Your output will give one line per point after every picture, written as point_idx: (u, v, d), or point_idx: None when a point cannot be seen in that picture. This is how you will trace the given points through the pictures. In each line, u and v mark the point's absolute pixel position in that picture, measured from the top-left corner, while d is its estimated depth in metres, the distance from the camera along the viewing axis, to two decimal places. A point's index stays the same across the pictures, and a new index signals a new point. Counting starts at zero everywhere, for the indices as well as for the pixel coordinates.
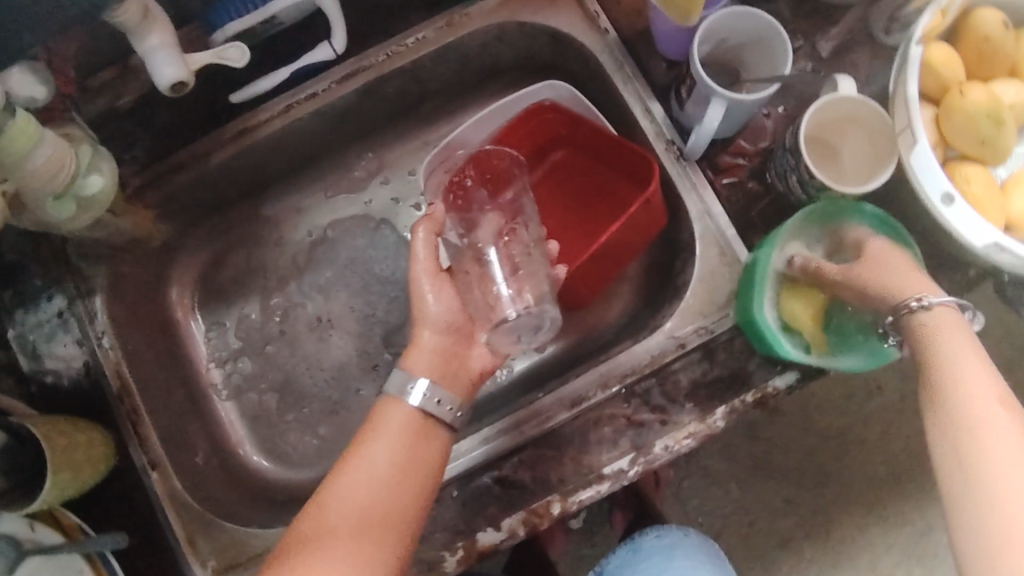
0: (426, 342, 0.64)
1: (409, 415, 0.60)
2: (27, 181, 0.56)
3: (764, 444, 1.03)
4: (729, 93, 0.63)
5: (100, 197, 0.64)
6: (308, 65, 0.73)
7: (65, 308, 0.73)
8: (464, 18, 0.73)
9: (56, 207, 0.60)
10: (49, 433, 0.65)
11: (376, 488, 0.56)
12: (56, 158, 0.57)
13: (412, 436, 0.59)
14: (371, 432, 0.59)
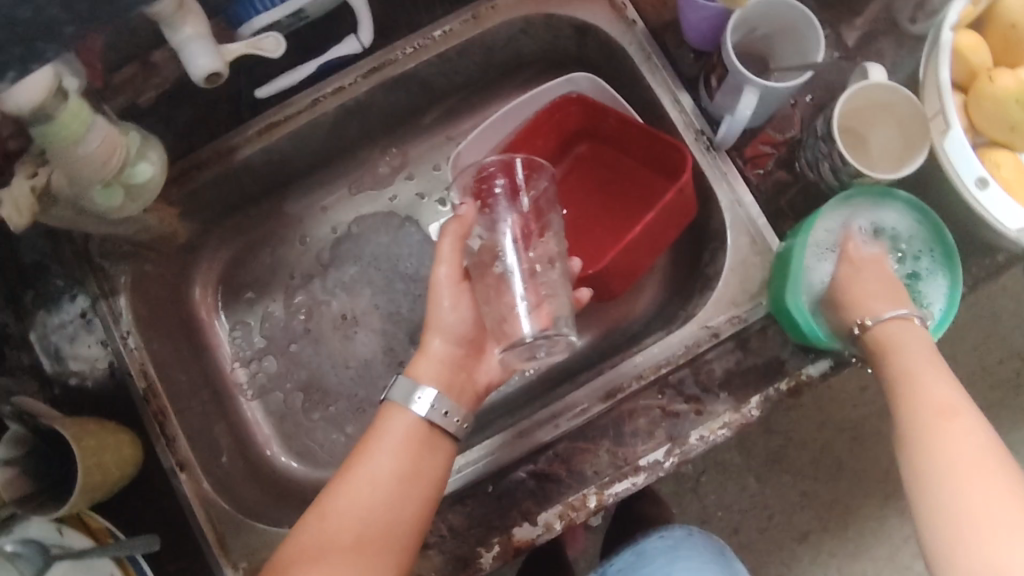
0: (436, 351, 0.63)
1: (412, 423, 0.59)
2: (83, 167, 0.56)
3: (780, 438, 1.03)
4: (763, 81, 0.63)
5: (149, 188, 0.64)
6: (335, 59, 0.73)
7: (87, 308, 0.73)
8: (490, 10, 0.73)
9: (105, 196, 0.60)
10: (79, 435, 0.63)
11: (376, 500, 0.56)
12: (104, 147, 0.56)
13: (415, 445, 0.59)
14: (375, 438, 0.58)
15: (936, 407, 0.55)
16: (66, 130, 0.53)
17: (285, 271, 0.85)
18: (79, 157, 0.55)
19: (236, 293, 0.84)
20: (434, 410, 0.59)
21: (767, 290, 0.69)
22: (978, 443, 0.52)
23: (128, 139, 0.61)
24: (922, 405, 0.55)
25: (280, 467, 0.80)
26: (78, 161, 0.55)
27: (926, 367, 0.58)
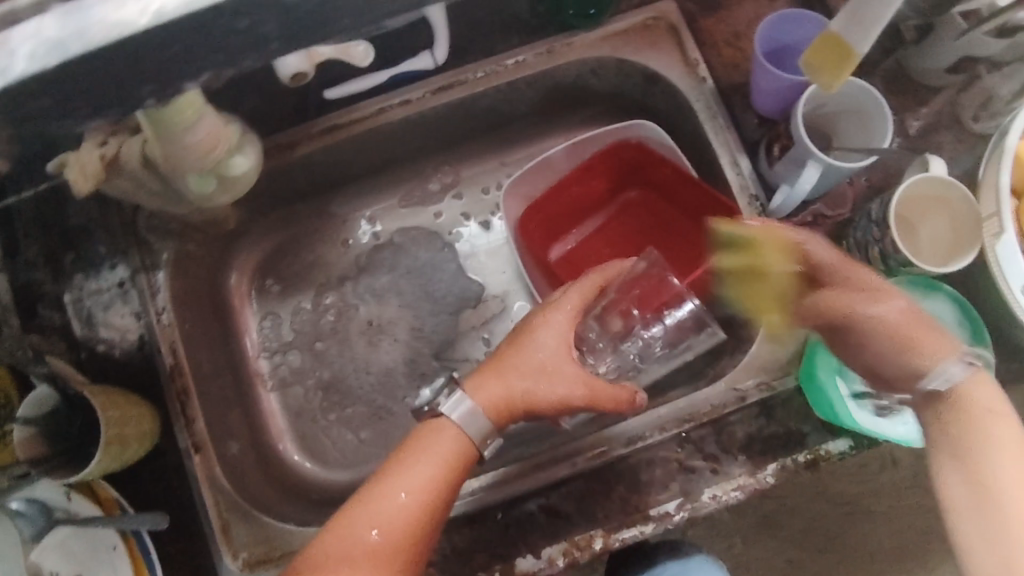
0: (510, 388, 0.61)
1: (457, 440, 0.59)
2: (185, 154, 0.57)
3: (775, 504, 1.02)
4: (827, 158, 0.64)
5: (237, 179, 0.65)
6: (408, 73, 0.74)
7: (127, 278, 0.73)
8: (565, 47, 0.75)
9: (198, 183, 0.62)
10: (105, 404, 0.63)
11: (414, 508, 0.56)
12: (207, 142, 0.58)
13: (458, 462, 0.59)
14: (422, 443, 0.59)
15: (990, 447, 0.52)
16: (181, 118, 0.53)
17: (322, 268, 0.85)
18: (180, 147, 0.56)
19: (274, 282, 0.85)
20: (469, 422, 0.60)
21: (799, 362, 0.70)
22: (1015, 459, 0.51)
23: (234, 131, 0.62)
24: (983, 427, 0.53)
25: (287, 462, 0.80)
26: (184, 148, 0.56)
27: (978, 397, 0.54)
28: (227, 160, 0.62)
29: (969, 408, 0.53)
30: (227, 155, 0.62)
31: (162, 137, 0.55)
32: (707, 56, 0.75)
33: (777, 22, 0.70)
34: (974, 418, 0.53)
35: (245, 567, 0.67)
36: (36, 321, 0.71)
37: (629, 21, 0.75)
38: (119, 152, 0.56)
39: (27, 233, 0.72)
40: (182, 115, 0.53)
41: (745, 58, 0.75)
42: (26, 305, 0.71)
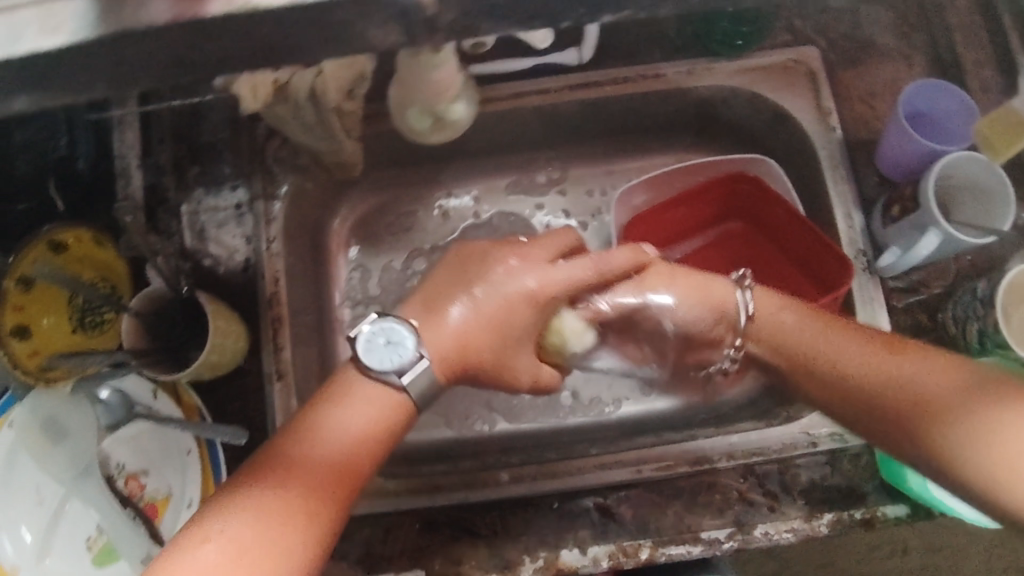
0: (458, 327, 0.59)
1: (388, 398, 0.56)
2: (425, 86, 0.57)
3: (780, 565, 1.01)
4: (950, 229, 0.66)
5: (452, 121, 0.65)
6: (551, 64, 0.76)
7: (244, 202, 0.75)
8: (706, 70, 0.76)
9: (416, 120, 0.63)
10: (213, 313, 0.66)
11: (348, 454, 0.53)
12: (446, 84, 0.57)
13: (386, 415, 0.55)
14: (345, 397, 0.55)
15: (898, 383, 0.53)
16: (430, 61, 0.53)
17: (416, 234, 0.87)
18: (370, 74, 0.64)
19: (371, 237, 0.87)
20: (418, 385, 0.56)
21: None
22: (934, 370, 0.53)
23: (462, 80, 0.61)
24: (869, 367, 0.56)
25: None
26: (426, 78, 0.56)
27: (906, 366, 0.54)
28: (449, 106, 0.62)
29: (904, 382, 0.53)
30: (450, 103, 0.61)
31: (415, 65, 0.54)
32: (840, 108, 0.77)
33: (922, 89, 0.72)
34: (910, 388, 0.53)
35: None
36: (156, 225, 0.74)
37: (771, 58, 0.76)
38: (289, 79, 0.57)
39: (162, 140, 0.75)
40: (361, 62, 0.60)
41: (876, 117, 0.76)
42: (152, 209, 0.74)
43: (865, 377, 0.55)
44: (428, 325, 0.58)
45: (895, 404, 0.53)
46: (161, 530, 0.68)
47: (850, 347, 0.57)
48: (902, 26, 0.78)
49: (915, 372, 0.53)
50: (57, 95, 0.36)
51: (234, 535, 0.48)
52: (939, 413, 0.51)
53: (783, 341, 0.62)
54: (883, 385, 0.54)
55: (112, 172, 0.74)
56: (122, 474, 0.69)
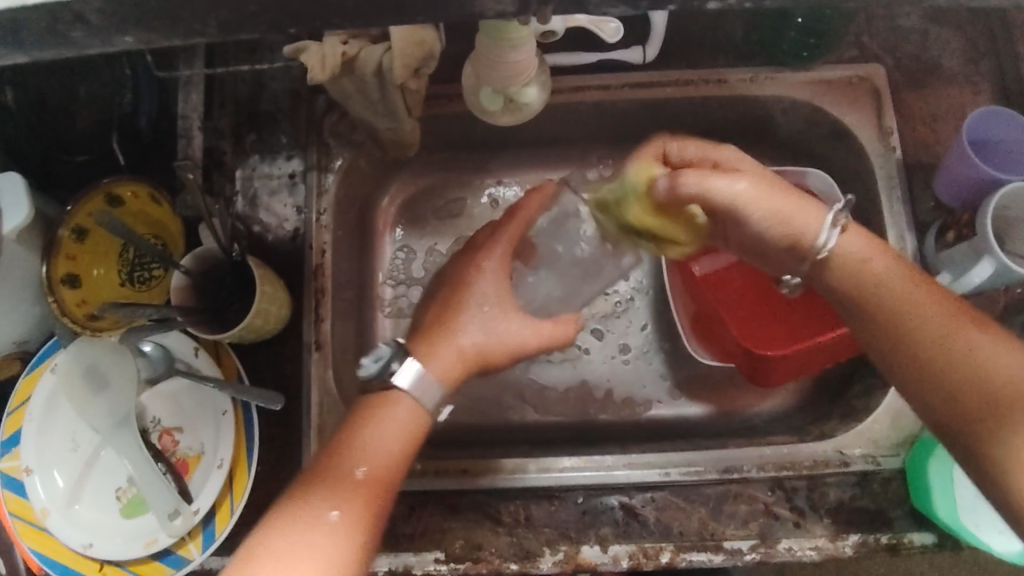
0: (459, 343, 0.63)
1: (411, 411, 0.59)
2: (502, 69, 0.58)
3: None
4: (1005, 258, 0.64)
5: (528, 108, 0.66)
6: (614, 61, 0.76)
7: (298, 172, 0.76)
8: (769, 79, 0.76)
9: (488, 98, 0.65)
10: (263, 279, 0.67)
11: (391, 460, 0.57)
12: (522, 67, 0.58)
13: (414, 435, 0.59)
14: (384, 415, 0.58)
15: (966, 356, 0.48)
16: (508, 30, 0.54)
17: (463, 219, 0.88)
18: (439, 54, 0.63)
19: (416, 220, 0.87)
20: (419, 387, 0.60)
21: (911, 446, 0.70)
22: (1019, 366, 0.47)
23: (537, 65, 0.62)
24: (941, 333, 0.50)
25: None
26: (502, 58, 0.57)
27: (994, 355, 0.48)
28: (520, 89, 0.63)
29: (969, 363, 0.48)
30: (521, 88, 0.63)
31: (490, 40, 0.56)
32: (902, 129, 0.76)
33: (986, 116, 0.71)
34: (992, 375, 0.47)
35: None
36: (211, 186, 0.75)
37: (836, 73, 0.75)
38: (357, 55, 0.61)
39: (223, 104, 0.76)
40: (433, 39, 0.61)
41: (937, 141, 0.76)
42: (208, 170, 0.75)
43: (937, 347, 0.49)
44: (426, 345, 0.63)
45: (964, 375, 0.48)
46: (189, 486, 0.68)
47: (935, 310, 0.51)
48: (972, 52, 0.77)
49: (996, 364, 0.47)
50: (165, 39, 0.40)
51: (310, 544, 0.51)
52: (999, 418, 0.46)
53: (854, 276, 0.55)
54: (950, 354, 0.49)
55: (172, 131, 0.75)
56: (158, 428, 0.70)
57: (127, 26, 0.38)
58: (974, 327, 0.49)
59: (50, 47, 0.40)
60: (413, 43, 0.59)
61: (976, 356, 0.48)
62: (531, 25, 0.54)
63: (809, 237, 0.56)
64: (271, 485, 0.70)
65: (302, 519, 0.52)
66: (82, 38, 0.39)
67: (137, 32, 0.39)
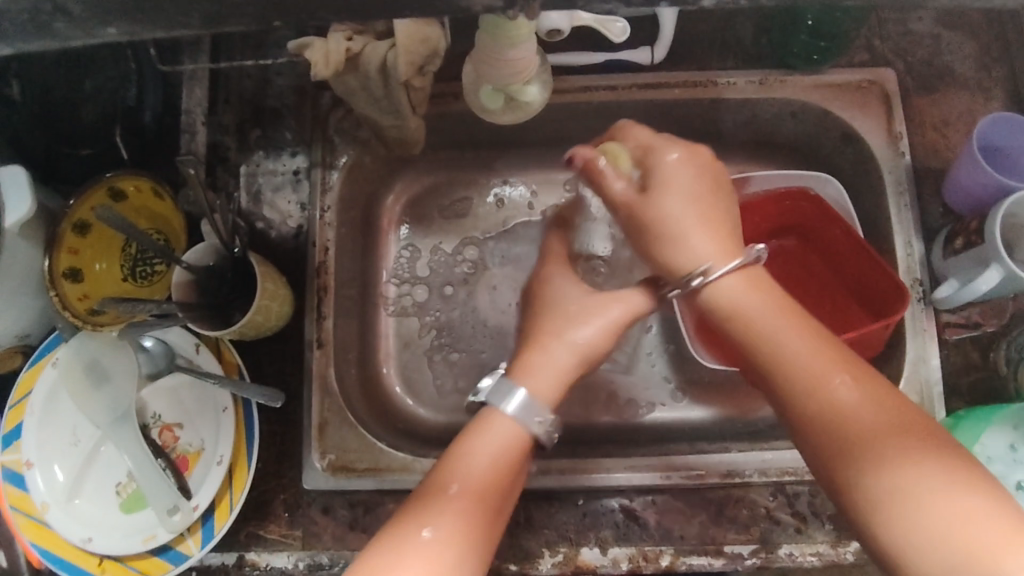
0: (555, 359, 0.62)
1: (517, 430, 0.59)
2: (501, 67, 0.58)
3: None
4: (1014, 266, 0.64)
5: (529, 106, 0.66)
6: (621, 61, 0.75)
7: (302, 169, 0.76)
8: (779, 82, 0.75)
9: (488, 96, 0.64)
10: (264, 276, 0.66)
11: (491, 476, 0.56)
12: (521, 65, 0.58)
13: (514, 450, 0.58)
14: (473, 434, 0.58)
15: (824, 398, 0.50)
16: (506, 30, 0.54)
17: (468, 218, 0.87)
18: (443, 52, 0.63)
19: (420, 219, 0.87)
20: (525, 414, 0.59)
21: None
22: (878, 406, 0.48)
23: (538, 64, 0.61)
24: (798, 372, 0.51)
25: (386, 387, 0.82)
26: (501, 56, 0.56)
27: (857, 404, 0.48)
28: (520, 88, 0.62)
29: (823, 402, 0.49)
30: (522, 86, 0.62)
31: (490, 36, 0.55)
32: (911, 133, 0.75)
33: (996, 122, 0.70)
34: (852, 419, 0.48)
35: (329, 468, 0.70)
36: (214, 182, 0.75)
37: (845, 76, 0.75)
38: (361, 51, 0.60)
39: (227, 100, 0.76)
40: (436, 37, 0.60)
41: (947, 146, 0.75)
42: (212, 166, 0.75)
43: (804, 391, 0.51)
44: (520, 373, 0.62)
45: (828, 421, 0.49)
46: (189, 482, 0.68)
47: (813, 356, 0.51)
48: (984, 57, 0.77)
49: (845, 400, 0.49)
50: (149, 30, 0.40)
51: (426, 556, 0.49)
52: (855, 450, 0.47)
53: (729, 311, 0.57)
54: (826, 403, 0.49)
55: (175, 127, 0.75)
56: (158, 423, 0.70)
57: (110, 18, 0.39)
58: (846, 374, 0.50)
59: (34, 38, 0.39)
60: (418, 40, 0.59)
61: (843, 406, 0.48)
62: (529, 26, 0.53)
63: (694, 268, 0.59)
64: (271, 482, 0.70)
65: (393, 542, 0.50)
66: (66, 29, 0.39)
67: (121, 24, 0.39)
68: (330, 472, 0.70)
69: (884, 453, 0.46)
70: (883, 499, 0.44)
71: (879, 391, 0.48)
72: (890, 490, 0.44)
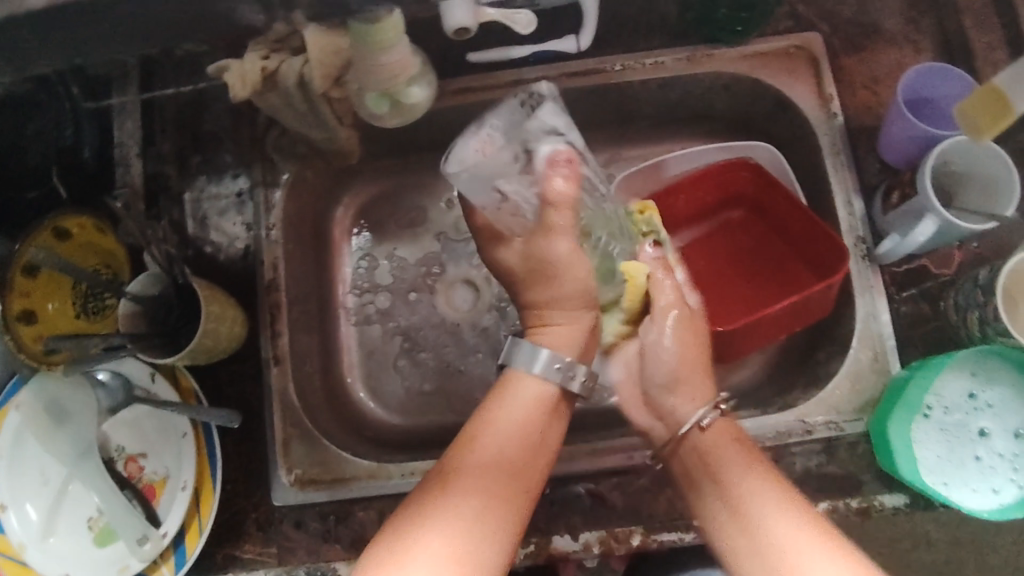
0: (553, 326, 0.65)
1: (536, 393, 0.61)
2: (375, 70, 0.59)
3: None
4: (948, 216, 0.64)
5: (411, 108, 0.68)
6: (549, 52, 0.76)
7: (245, 190, 0.76)
8: (705, 57, 0.76)
9: (373, 103, 0.65)
10: (208, 298, 0.67)
11: (515, 439, 0.57)
12: (396, 67, 0.60)
13: (536, 412, 0.60)
14: (496, 403, 0.59)
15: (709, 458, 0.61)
16: (381, 37, 0.55)
17: (422, 222, 0.88)
18: None
19: (373, 228, 0.87)
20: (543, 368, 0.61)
21: (873, 409, 0.69)
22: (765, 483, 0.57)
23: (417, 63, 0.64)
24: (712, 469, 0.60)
25: (352, 397, 0.83)
26: (377, 63, 0.58)
27: (760, 496, 0.56)
28: (405, 88, 0.65)
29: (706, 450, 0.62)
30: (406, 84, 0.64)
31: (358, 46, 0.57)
32: (842, 95, 0.76)
33: (922, 73, 0.70)
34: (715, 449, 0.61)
35: (295, 482, 0.71)
36: (158, 212, 0.75)
37: (771, 44, 0.75)
38: (278, 69, 0.61)
39: (164, 130, 0.76)
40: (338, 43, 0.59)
41: (879, 103, 0.75)
42: (153, 196, 0.75)
43: (698, 460, 0.62)
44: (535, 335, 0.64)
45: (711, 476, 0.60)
46: (156, 510, 0.68)
47: (715, 429, 0.62)
48: (910, 11, 0.76)
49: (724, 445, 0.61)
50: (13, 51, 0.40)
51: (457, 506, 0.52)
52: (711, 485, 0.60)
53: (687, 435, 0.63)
54: (710, 449, 0.61)
55: (113, 160, 0.75)
56: (123, 455, 0.71)
57: None
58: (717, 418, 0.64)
59: None
60: (330, 52, 0.59)
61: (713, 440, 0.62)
62: (396, 24, 0.55)
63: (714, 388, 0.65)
64: (242, 503, 0.71)
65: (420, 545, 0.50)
66: None
67: None
68: (298, 487, 0.70)
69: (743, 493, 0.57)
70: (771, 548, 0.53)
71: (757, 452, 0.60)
72: (771, 521, 0.54)
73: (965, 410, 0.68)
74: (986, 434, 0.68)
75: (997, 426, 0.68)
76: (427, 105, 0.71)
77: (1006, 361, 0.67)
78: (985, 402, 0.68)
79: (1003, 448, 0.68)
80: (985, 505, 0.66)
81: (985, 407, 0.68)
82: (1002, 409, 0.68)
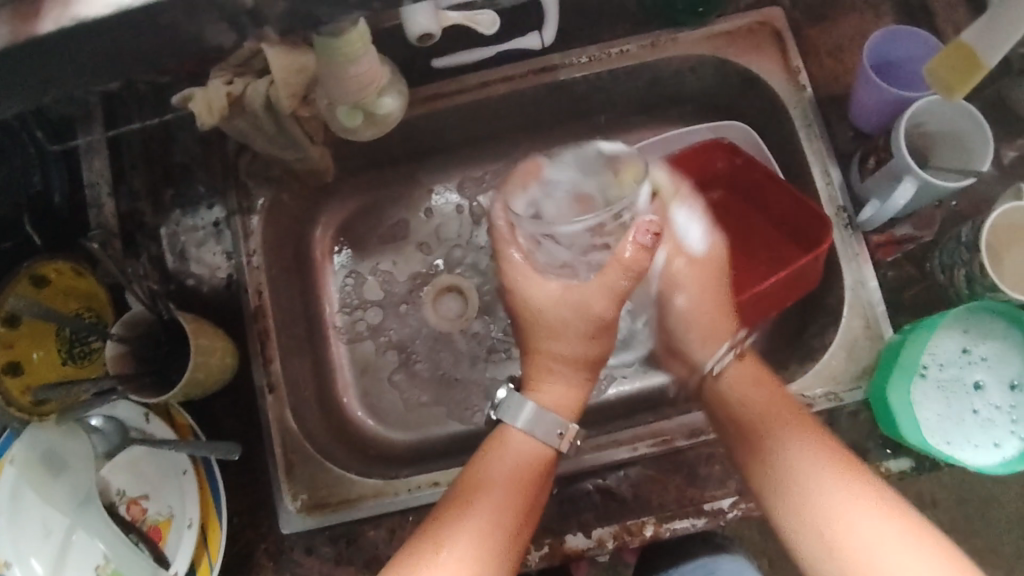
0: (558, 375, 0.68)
1: (527, 443, 0.63)
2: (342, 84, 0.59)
3: None
4: (925, 176, 0.64)
5: (385, 118, 0.68)
6: (514, 50, 0.75)
7: (222, 219, 0.75)
8: (670, 41, 0.75)
9: (347, 116, 0.64)
10: (196, 331, 0.66)
11: (510, 480, 0.60)
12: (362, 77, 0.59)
13: (530, 459, 0.62)
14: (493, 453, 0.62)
15: (763, 414, 0.63)
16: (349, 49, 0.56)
17: (403, 233, 0.87)
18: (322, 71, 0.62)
19: (354, 244, 0.87)
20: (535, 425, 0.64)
21: (870, 376, 0.69)
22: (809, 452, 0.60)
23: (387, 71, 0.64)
24: (757, 427, 0.63)
25: (351, 416, 0.82)
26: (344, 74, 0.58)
27: (804, 462, 0.60)
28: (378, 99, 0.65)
29: (750, 410, 0.64)
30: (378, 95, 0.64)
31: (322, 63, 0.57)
32: (810, 67, 0.76)
33: (886, 37, 0.71)
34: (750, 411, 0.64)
35: (301, 509, 0.70)
36: (135, 249, 0.74)
37: (735, 22, 0.75)
38: (243, 92, 0.60)
39: (133, 165, 0.75)
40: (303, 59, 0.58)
41: (846, 71, 0.75)
42: (129, 234, 0.74)
43: (751, 414, 0.64)
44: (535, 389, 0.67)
45: (757, 428, 0.63)
46: (165, 551, 0.68)
47: (754, 393, 0.65)
48: None
49: (779, 426, 0.62)
50: None
51: (457, 554, 0.55)
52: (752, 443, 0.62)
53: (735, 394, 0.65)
54: (768, 413, 0.63)
55: (84, 202, 0.73)
56: (124, 499, 0.70)
57: None
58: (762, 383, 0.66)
59: None
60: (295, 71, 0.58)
61: (750, 403, 0.64)
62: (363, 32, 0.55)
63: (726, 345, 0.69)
64: (251, 534, 0.70)
65: None
66: None
67: None
68: (305, 513, 0.70)
69: (781, 452, 0.61)
70: (815, 514, 0.57)
71: (801, 421, 0.62)
72: (823, 494, 0.58)
73: (960, 365, 0.68)
74: (981, 388, 0.68)
75: (994, 378, 0.68)
76: (399, 117, 0.71)
77: (998, 311, 0.67)
78: (979, 355, 0.68)
79: (999, 400, 0.68)
80: (986, 461, 0.66)
81: (978, 360, 0.68)
82: (996, 361, 0.68)
